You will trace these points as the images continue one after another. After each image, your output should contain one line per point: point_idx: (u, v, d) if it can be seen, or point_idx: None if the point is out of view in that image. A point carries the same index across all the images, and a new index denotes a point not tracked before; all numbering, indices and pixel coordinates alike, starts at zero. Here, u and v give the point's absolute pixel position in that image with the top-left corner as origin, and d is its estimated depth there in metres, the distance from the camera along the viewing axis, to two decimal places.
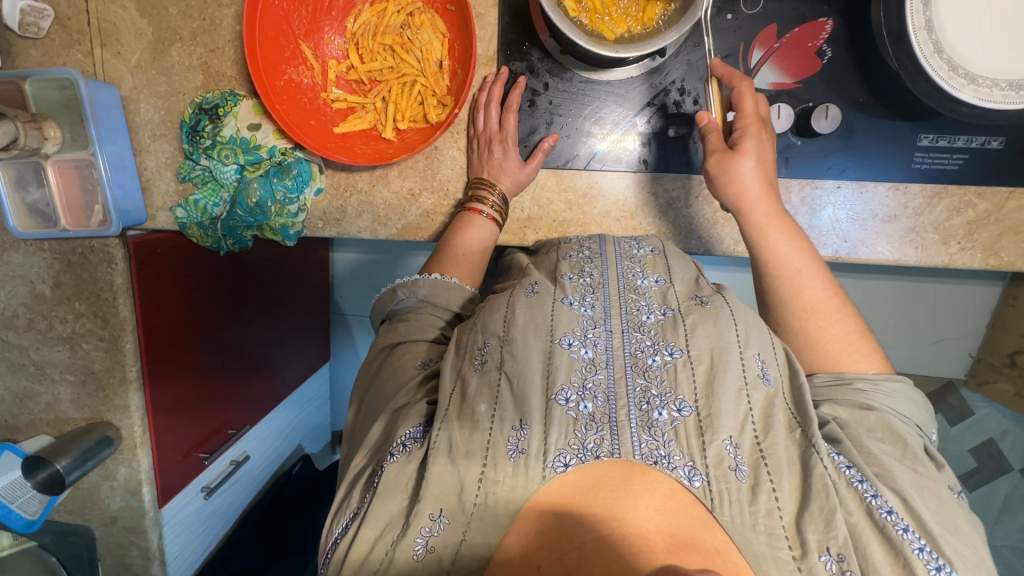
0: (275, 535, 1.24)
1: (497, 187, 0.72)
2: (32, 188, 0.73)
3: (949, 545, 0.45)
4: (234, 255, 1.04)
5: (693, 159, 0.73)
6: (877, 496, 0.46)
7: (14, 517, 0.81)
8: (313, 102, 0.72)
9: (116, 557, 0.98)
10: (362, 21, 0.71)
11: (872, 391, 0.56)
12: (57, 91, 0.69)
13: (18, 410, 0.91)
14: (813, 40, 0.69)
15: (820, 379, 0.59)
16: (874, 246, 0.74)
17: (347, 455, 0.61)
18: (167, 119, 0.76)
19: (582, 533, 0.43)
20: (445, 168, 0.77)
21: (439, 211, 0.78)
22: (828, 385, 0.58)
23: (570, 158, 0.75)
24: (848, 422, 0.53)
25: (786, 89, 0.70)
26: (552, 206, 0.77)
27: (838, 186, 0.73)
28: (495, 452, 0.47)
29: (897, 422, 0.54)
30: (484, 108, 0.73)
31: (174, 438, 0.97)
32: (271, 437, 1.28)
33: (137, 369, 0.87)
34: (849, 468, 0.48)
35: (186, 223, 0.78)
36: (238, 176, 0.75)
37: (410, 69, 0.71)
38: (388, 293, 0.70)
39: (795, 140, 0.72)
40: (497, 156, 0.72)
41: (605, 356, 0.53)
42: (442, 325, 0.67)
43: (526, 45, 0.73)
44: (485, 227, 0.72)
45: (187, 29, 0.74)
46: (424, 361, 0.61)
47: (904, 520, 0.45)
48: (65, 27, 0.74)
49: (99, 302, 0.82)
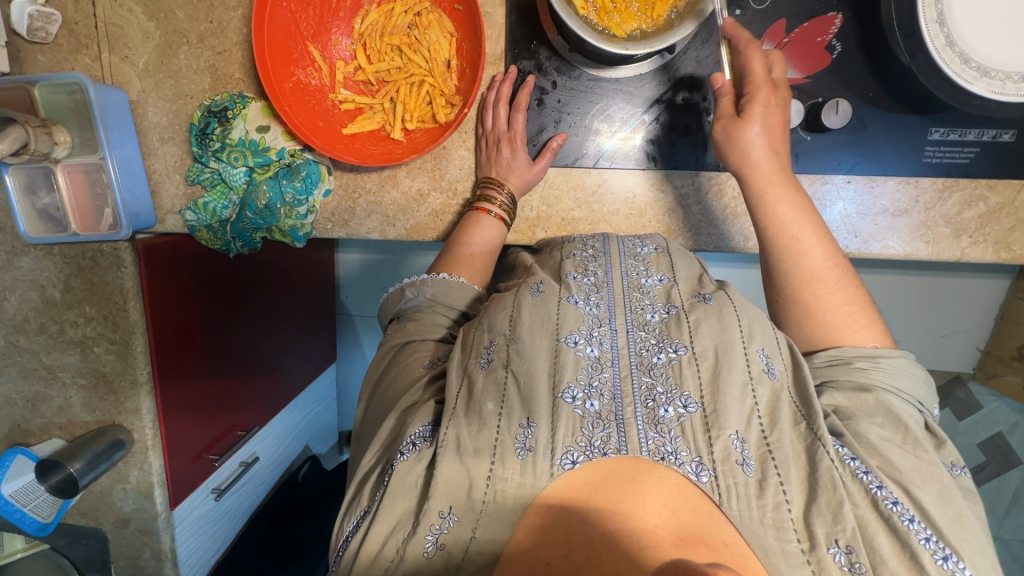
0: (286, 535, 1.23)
1: (506, 186, 0.73)
2: (42, 193, 0.74)
3: (957, 534, 0.45)
4: (241, 257, 1.04)
5: (702, 156, 0.73)
6: (882, 487, 0.46)
7: (28, 520, 0.86)
8: (322, 103, 0.72)
9: (128, 559, 0.99)
10: (369, 22, 0.71)
11: (871, 368, 0.55)
12: (65, 96, 0.69)
13: (29, 414, 0.92)
14: (822, 35, 0.69)
15: (821, 359, 0.58)
16: (885, 240, 0.74)
17: (355, 453, 0.61)
18: (175, 122, 0.76)
19: (589, 528, 0.43)
20: (453, 168, 0.77)
21: (447, 211, 0.78)
22: (829, 364, 0.58)
23: (578, 157, 0.75)
24: (847, 410, 0.53)
25: (796, 85, 0.70)
26: (561, 205, 0.77)
27: (848, 181, 0.73)
28: (504, 450, 0.48)
29: (896, 401, 0.53)
30: (493, 107, 0.73)
31: (184, 438, 0.97)
32: (281, 436, 1.28)
33: (148, 372, 0.87)
34: (854, 460, 0.47)
35: (196, 226, 0.78)
36: (247, 178, 0.75)
37: (418, 69, 0.71)
38: (395, 292, 0.71)
39: (805, 136, 0.72)
40: (506, 155, 0.72)
41: (611, 355, 0.54)
42: (449, 325, 0.67)
43: (533, 44, 0.73)
44: (493, 227, 0.73)
45: (194, 32, 0.74)
46: (431, 360, 0.61)
47: (909, 511, 0.45)
48: (72, 32, 0.74)
49: (110, 305, 0.83)
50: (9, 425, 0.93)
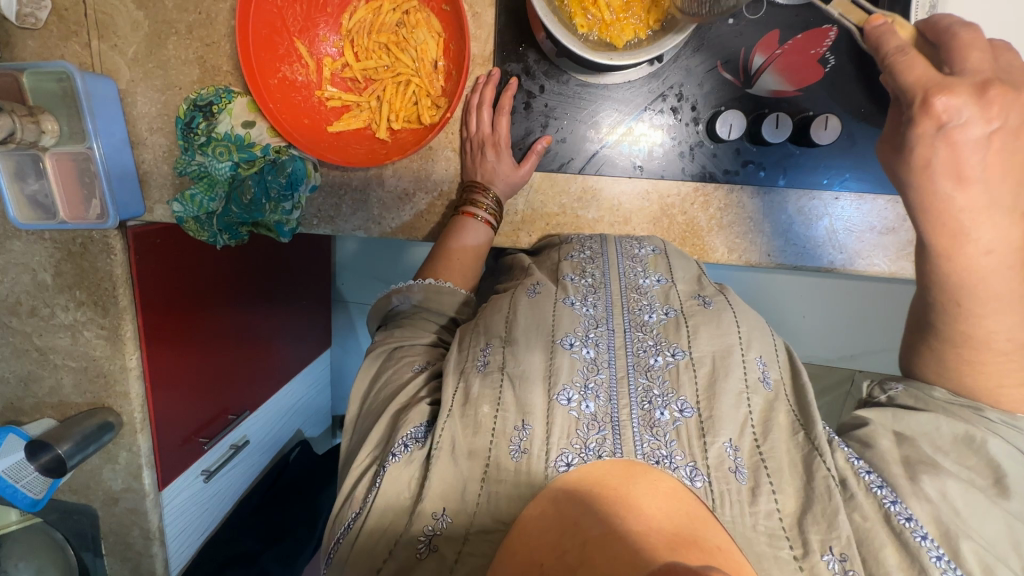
0: (277, 515, 1.24)
1: (491, 190, 0.71)
2: (31, 180, 0.72)
3: (982, 560, 0.43)
4: (230, 252, 1.03)
5: (688, 166, 0.71)
6: (896, 503, 0.45)
7: (20, 497, 0.81)
8: (308, 100, 0.71)
9: (117, 536, 1.00)
10: (357, 19, 0.69)
11: (1003, 426, 0.49)
12: (54, 83, 0.68)
13: (22, 393, 0.92)
14: (815, 48, 0.66)
15: (940, 393, 0.51)
16: (871, 258, 0.72)
17: (347, 455, 0.60)
18: (164, 113, 0.75)
19: (592, 526, 0.41)
20: (439, 169, 0.76)
21: (433, 211, 0.77)
22: (953, 405, 0.51)
23: (564, 161, 0.73)
24: (941, 446, 0.48)
25: (787, 97, 0.67)
26: (546, 209, 0.76)
27: (837, 197, 0.71)
28: (498, 452, 0.48)
29: (1016, 466, 0.47)
30: (476, 110, 0.71)
31: (173, 421, 0.97)
32: (271, 420, 1.28)
33: (137, 358, 0.87)
34: (869, 473, 0.47)
35: (183, 217, 0.76)
36: (232, 173, 0.73)
37: (404, 68, 0.70)
38: (382, 299, 0.70)
39: (794, 149, 0.69)
40: (490, 159, 0.71)
41: (607, 356, 0.54)
42: (437, 330, 0.67)
43: (522, 47, 0.70)
44: (480, 231, 0.71)
45: (183, 23, 0.72)
46: (421, 364, 0.61)
47: (924, 527, 0.44)
48: (63, 19, 0.72)
49: (99, 291, 0.82)
50: (2, 404, 0.93)
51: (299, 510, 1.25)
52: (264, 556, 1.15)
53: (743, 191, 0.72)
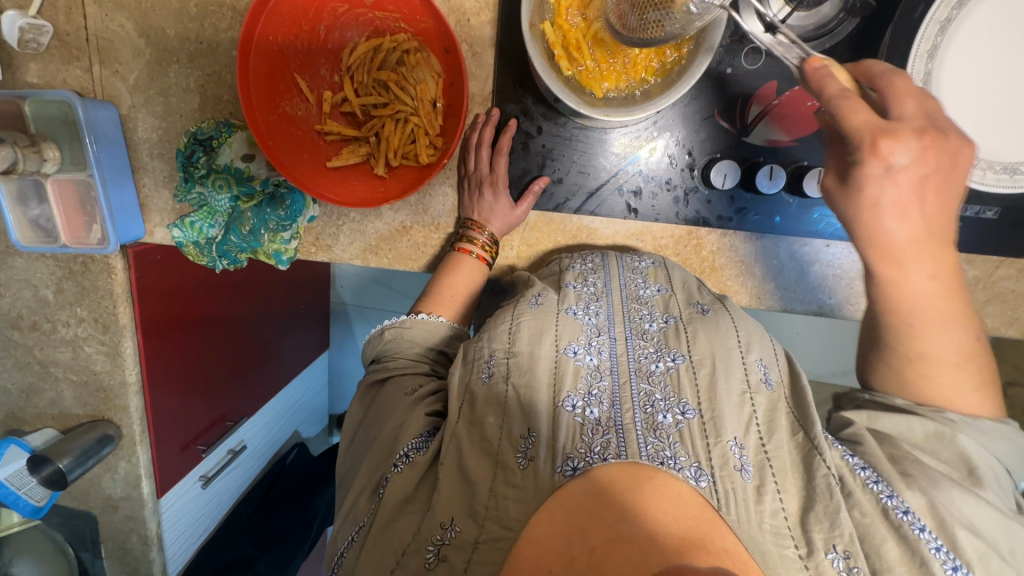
0: (269, 523, 1.23)
1: (487, 228, 0.72)
2: (33, 204, 0.73)
3: (979, 550, 0.44)
4: (229, 284, 1.04)
5: (684, 210, 0.72)
6: (892, 497, 0.46)
7: (21, 503, 0.83)
8: (306, 134, 0.72)
9: (116, 541, 1.02)
10: (358, 56, 0.70)
11: (963, 423, 0.53)
12: (56, 110, 0.69)
13: (24, 403, 0.93)
14: (812, 100, 0.65)
15: (901, 400, 0.56)
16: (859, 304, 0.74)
17: (343, 478, 0.62)
18: (165, 139, 0.76)
19: (620, 522, 0.41)
20: (436, 204, 0.77)
21: (429, 244, 0.78)
22: (915, 408, 0.55)
23: (560, 202, 0.74)
24: (913, 442, 0.52)
25: (781, 148, 0.67)
26: (542, 246, 0.77)
27: (828, 245, 0.73)
28: (506, 459, 0.49)
29: (981, 457, 0.51)
30: (475, 149, 0.71)
31: (173, 428, 0.98)
32: (269, 425, 1.29)
33: (137, 373, 0.88)
34: (863, 469, 0.48)
35: (183, 242, 0.78)
36: (232, 205, 0.75)
37: (403, 106, 0.69)
38: (376, 335, 0.70)
39: (788, 200, 0.69)
40: (488, 198, 0.71)
41: (610, 362, 0.55)
42: (431, 362, 0.67)
43: (521, 89, 0.70)
44: (474, 268, 0.72)
45: (184, 51, 0.73)
46: (417, 387, 0.61)
47: (921, 520, 0.45)
48: (64, 44, 0.73)
49: (100, 309, 0.83)
50: (5, 412, 0.94)
51: (291, 516, 1.24)
52: (260, 560, 1.15)
53: (736, 236, 0.74)
